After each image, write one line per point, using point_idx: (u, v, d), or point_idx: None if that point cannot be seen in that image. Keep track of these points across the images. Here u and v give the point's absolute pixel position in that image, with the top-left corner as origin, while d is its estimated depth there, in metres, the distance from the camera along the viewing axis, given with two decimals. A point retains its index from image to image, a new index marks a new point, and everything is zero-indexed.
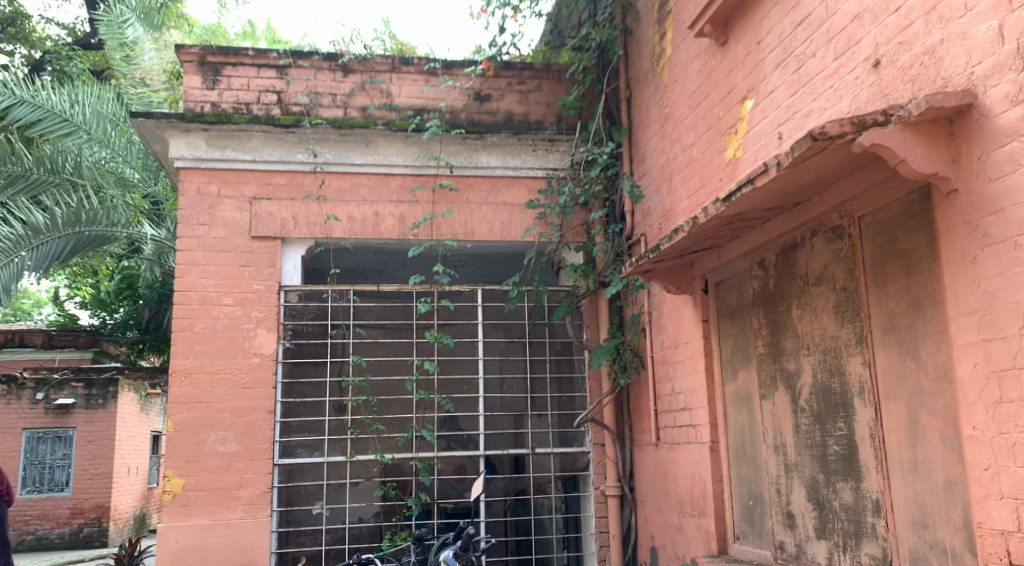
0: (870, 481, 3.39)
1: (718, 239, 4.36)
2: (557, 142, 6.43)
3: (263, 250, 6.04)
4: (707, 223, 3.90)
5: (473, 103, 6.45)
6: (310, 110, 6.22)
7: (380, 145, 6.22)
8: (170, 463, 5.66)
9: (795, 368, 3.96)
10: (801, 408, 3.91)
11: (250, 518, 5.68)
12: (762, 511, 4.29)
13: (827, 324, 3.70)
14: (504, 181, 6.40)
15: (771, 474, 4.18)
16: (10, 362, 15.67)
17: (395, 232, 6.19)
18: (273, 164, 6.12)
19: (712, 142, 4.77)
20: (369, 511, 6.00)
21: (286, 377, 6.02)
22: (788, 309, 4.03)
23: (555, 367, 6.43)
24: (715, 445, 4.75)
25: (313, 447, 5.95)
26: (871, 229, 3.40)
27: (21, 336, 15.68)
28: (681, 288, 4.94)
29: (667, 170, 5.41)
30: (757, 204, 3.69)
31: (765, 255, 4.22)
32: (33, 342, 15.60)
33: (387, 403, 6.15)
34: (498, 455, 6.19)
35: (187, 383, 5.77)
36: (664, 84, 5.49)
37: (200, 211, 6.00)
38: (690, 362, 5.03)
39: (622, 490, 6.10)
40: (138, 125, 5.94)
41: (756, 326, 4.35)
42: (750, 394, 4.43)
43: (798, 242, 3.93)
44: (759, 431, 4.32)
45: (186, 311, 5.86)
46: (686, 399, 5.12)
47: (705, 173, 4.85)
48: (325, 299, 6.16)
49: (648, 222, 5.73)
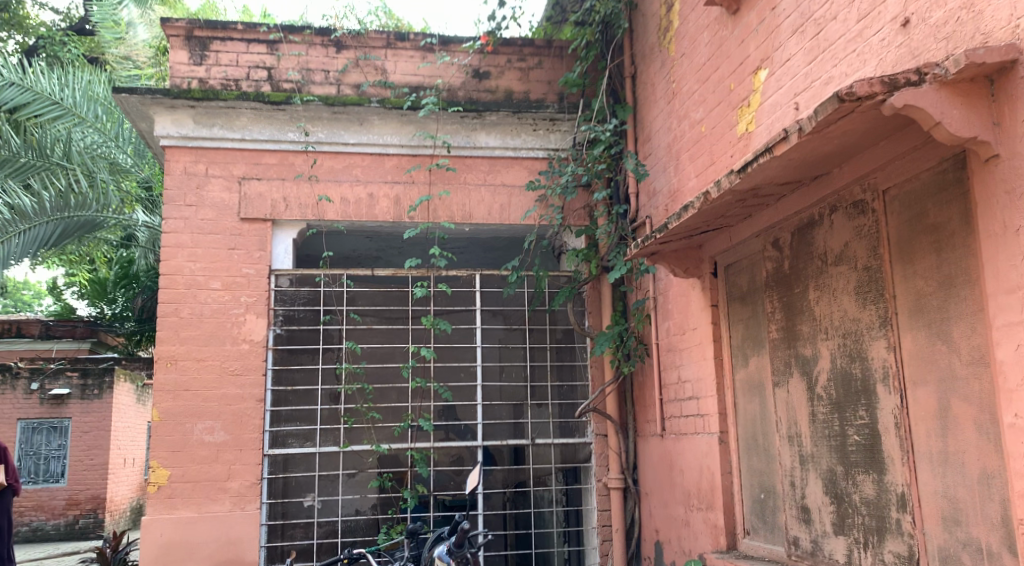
0: (895, 474, 3.16)
1: (729, 218, 4.13)
2: (558, 122, 6.18)
3: (253, 233, 5.81)
4: (719, 199, 3.65)
5: (471, 80, 6.20)
6: (302, 87, 5.98)
7: (374, 124, 5.97)
8: (155, 453, 5.44)
9: (811, 354, 3.73)
10: (818, 396, 3.68)
11: (238, 511, 5.47)
12: (774, 505, 4.06)
13: (848, 305, 3.47)
14: (503, 162, 6.15)
15: (784, 466, 3.95)
16: (7, 353, 15.44)
17: (390, 214, 5.96)
18: (263, 143, 5.87)
19: (723, 117, 4.53)
20: (365, 504, 5.77)
21: (277, 364, 5.78)
22: (804, 290, 3.80)
23: (555, 355, 6.19)
24: (724, 436, 4.53)
25: (305, 437, 5.74)
26: (897, 203, 3.16)
27: (18, 326, 15.57)
28: (689, 271, 4.73)
29: (674, 148, 5.17)
30: (774, 177, 3.45)
31: (780, 235, 3.99)
32: (29, 332, 15.34)
33: (382, 392, 5.92)
34: (498, 445, 5.98)
35: (172, 369, 5.54)
36: (671, 58, 5.25)
37: (186, 192, 5.76)
38: (698, 349, 4.81)
39: (625, 483, 5.88)
40: (122, 102, 5.68)
41: (768, 310, 4.11)
42: (762, 381, 4.20)
43: (815, 220, 3.69)
44: (771, 420, 4.09)
45: (172, 295, 5.63)
46: (693, 388, 4.89)
47: (715, 151, 4.61)
48: (317, 283, 5.93)
49: (654, 203, 5.49)
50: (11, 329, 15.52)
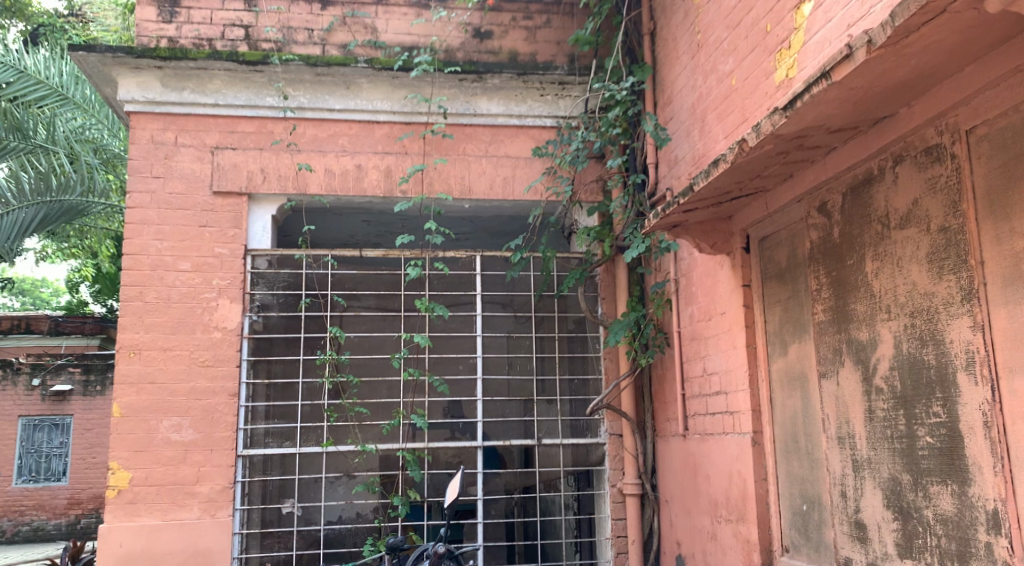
0: (983, 485, 2.53)
1: (765, 178, 3.49)
2: (568, 86, 5.55)
3: (226, 208, 5.22)
4: (757, 148, 3.01)
5: (471, 40, 5.57)
6: (282, 47, 5.38)
7: (363, 88, 5.37)
8: (115, 453, 4.86)
9: (868, 338, 3.09)
10: (876, 390, 3.04)
11: (208, 518, 4.88)
12: (819, 519, 3.42)
13: (916, 277, 2.83)
14: (507, 131, 5.53)
15: (833, 473, 3.30)
16: (14, 349, 13.30)
17: (380, 188, 5.36)
18: (239, 109, 5.28)
19: (757, 64, 3.89)
20: (367, 508, 5.17)
21: (253, 355, 5.19)
22: (858, 261, 3.16)
23: (566, 346, 5.57)
24: (758, 436, 3.88)
25: (284, 436, 5.14)
26: (988, 144, 2.54)
27: (26, 321, 13.01)
28: (716, 247, 4.10)
29: (699, 108, 4.53)
30: (828, 120, 2.82)
31: (828, 197, 3.34)
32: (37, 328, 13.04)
33: (372, 385, 5.32)
34: (505, 446, 5.34)
35: (136, 360, 4.96)
36: (696, 5, 4.60)
37: (153, 162, 5.18)
38: (728, 336, 4.18)
39: (643, 488, 5.23)
40: (80, 61, 5.09)
41: (813, 288, 3.47)
42: (805, 371, 3.55)
43: (873, 175, 3.06)
44: (817, 418, 3.44)
45: (137, 277, 5.05)
46: (721, 381, 4.25)
47: (747, 105, 3.97)
48: (299, 265, 5.34)
49: (674, 172, 4.87)
50: (19, 324, 12.97)
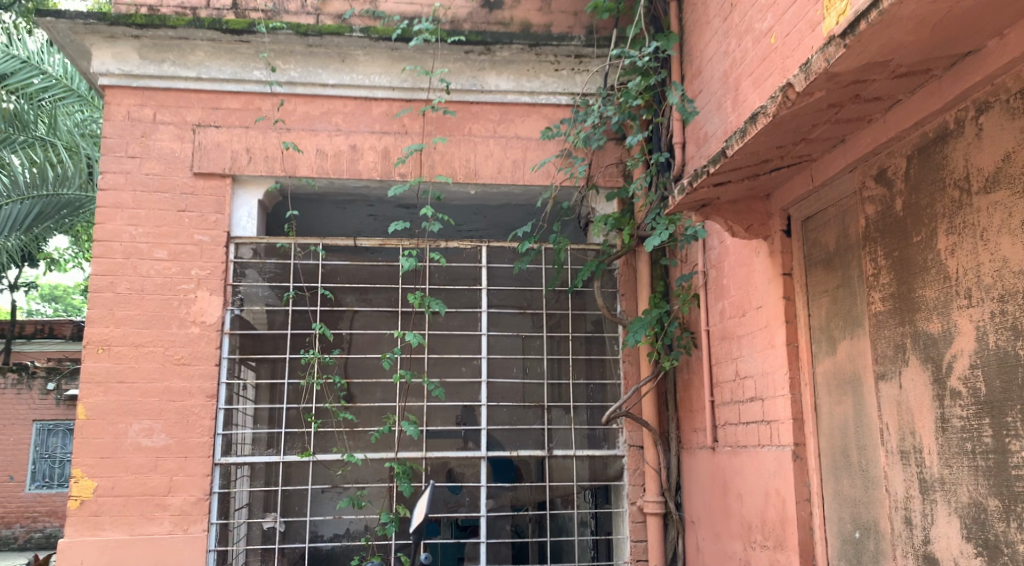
0: None
1: (813, 142, 2.93)
2: (585, 60, 5.03)
3: (207, 192, 4.75)
4: (808, 96, 2.47)
5: (479, 10, 5.07)
6: (273, 17, 4.91)
7: (359, 61, 4.89)
8: (79, 460, 4.39)
9: (940, 330, 2.53)
10: (952, 394, 2.47)
11: (180, 533, 4.39)
12: (877, 550, 2.83)
13: (1010, 252, 2.27)
14: (517, 110, 5.03)
15: (897, 495, 2.72)
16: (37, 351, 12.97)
17: (376, 170, 4.87)
18: (223, 83, 4.82)
19: (799, 17, 3.34)
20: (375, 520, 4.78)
21: (234, 353, 4.69)
22: (927, 237, 2.59)
23: (583, 348, 5.00)
24: (800, 450, 3.29)
25: (267, 443, 4.66)
26: None
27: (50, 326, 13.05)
28: (752, 230, 3.54)
29: (732, 76, 3.99)
30: (897, 54, 2.28)
31: (887, 163, 2.79)
32: None
33: (364, 388, 4.83)
34: (520, 457, 4.79)
35: (105, 356, 4.49)
36: None
37: (129, 141, 4.72)
38: (765, 333, 3.61)
39: (666, 508, 4.67)
40: (49, 29, 4.65)
41: (868, 273, 2.90)
42: (860, 373, 2.96)
43: (946, 132, 2.51)
44: (875, 430, 2.86)
45: (107, 266, 4.58)
46: (757, 385, 3.68)
47: (789, 65, 3.42)
48: (287, 255, 4.86)
49: (704, 151, 4.33)
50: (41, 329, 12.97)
